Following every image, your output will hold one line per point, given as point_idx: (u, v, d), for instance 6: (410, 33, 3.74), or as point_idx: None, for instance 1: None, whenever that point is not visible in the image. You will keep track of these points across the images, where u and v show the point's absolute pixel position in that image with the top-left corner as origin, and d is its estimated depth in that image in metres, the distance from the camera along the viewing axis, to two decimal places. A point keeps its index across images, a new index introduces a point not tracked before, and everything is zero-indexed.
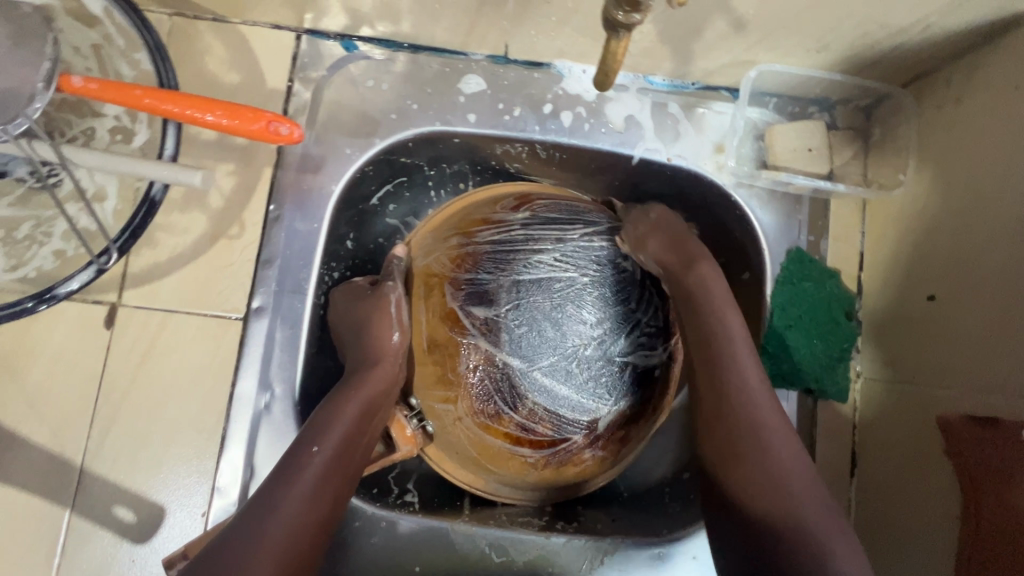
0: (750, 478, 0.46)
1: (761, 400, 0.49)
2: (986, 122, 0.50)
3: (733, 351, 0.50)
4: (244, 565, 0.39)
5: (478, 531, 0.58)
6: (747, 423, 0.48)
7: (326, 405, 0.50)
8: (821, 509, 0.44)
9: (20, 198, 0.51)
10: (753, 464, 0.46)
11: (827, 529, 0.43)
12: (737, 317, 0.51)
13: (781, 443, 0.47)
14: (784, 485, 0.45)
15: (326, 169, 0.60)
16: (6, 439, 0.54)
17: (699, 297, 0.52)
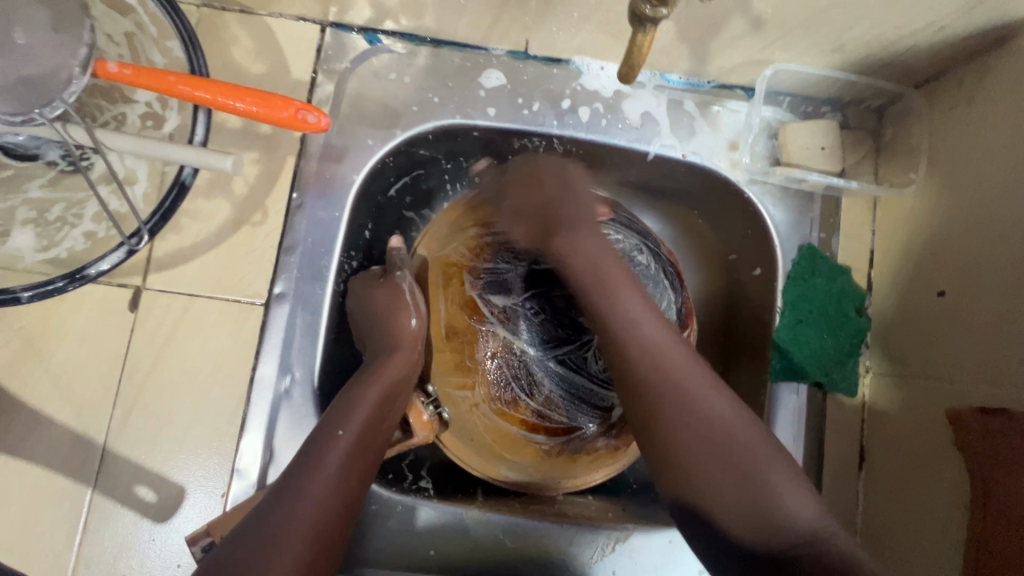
0: (679, 446, 0.45)
1: (672, 360, 0.46)
2: (997, 122, 0.51)
3: (628, 314, 0.47)
4: (278, 543, 0.41)
5: (491, 517, 0.59)
6: (654, 391, 0.46)
7: (348, 391, 0.51)
8: (750, 451, 0.44)
9: (52, 180, 0.52)
10: (678, 427, 0.45)
11: (760, 467, 0.43)
12: (622, 283, 0.47)
13: (699, 398, 0.45)
14: (715, 445, 0.44)
15: (348, 159, 0.61)
16: (31, 417, 0.55)
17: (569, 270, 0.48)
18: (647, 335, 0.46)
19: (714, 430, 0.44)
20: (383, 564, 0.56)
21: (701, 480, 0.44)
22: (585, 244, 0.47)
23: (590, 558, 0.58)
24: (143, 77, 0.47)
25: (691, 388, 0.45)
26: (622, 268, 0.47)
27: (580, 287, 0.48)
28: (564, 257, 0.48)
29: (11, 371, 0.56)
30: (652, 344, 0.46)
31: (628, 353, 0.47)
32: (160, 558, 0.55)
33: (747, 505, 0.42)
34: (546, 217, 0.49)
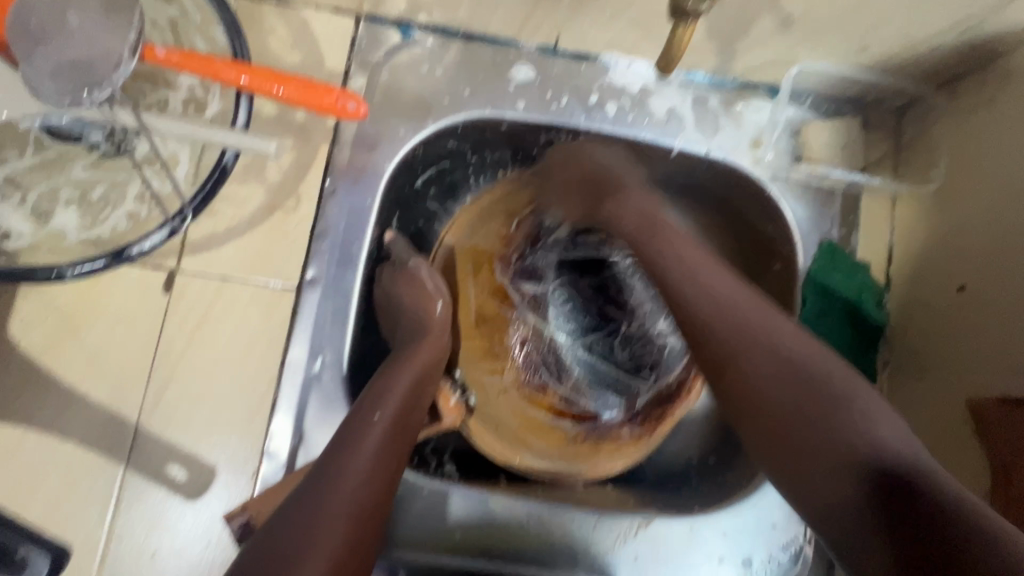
0: (753, 385, 0.45)
1: (732, 293, 0.48)
2: (1018, 120, 0.53)
3: (683, 258, 0.49)
4: (320, 527, 0.41)
5: (515, 502, 0.59)
6: (722, 323, 0.47)
7: (379, 378, 0.51)
8: (832, 367, 0.44)
9: (94, 162, 0.53)
10: (752, 364, 0.45)
11: (844, 385, 0.43)
12: (711, 267, 0.49)
13: (771, 333, 0.46)
14: (795, 366, 0.44)
15: (380, 147, 0.62)
16: (66, 395, 0.56)
17: (617, 223, 0.53)
18: (707, 276, 0.48)
19: (789, 365, 0.44)
20: (410, 546, 0.57)
21: (784, 417, 0.43)
22: (636, 202, 0.52)
23: (613, 544, 0.59)
24: (189, 62, 0.48)
25: (759, 329, 0.46)
26: (660, 216, 0.52)
27: (673, 251, 0.50)
28: (614, 215, 0.53)
29: (48, 349, 0.57)
30: (715, 294, 0.48)
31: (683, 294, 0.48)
32: (190, 537, 0.55)
33: (839, 437, 0.41)
34: (594, 189, 0.55)
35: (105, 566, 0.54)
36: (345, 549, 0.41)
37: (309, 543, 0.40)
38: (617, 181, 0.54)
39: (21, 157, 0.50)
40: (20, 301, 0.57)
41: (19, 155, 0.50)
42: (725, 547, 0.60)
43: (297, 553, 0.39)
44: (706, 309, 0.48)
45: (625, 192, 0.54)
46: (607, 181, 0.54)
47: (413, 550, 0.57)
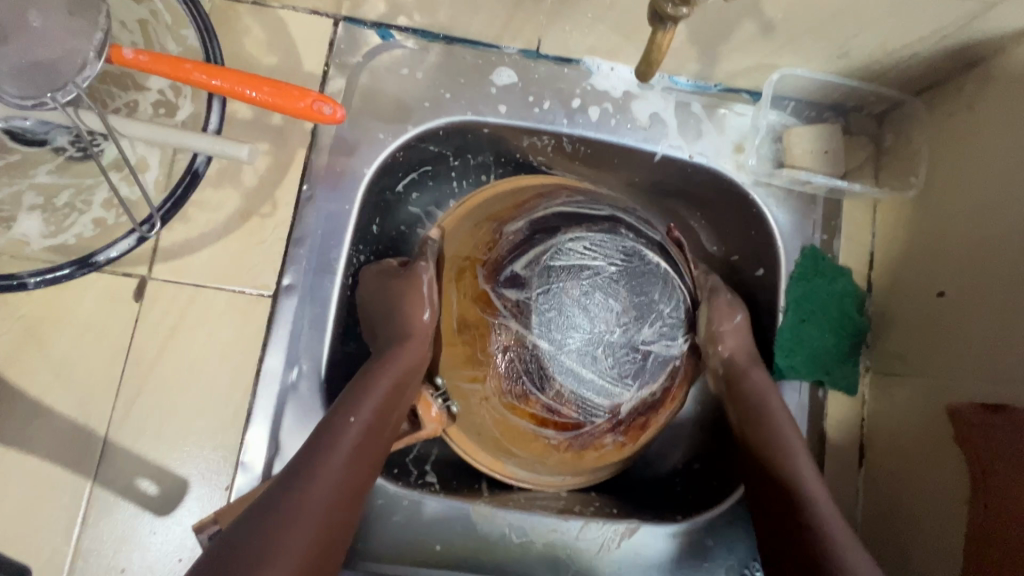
0: (786, 479, 0.54)
1: (793, 445, 0.56)
2: (998, 128, 0.53)
3: (767, 402, 0.59)
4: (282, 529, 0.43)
5: (497, 512, 0.58)
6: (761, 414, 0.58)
7: (359, 378, 0.54)
8: (841, 529, 0.49)
9: (60, 166, 0.51)
10: (789, 470, 0.54)
11: (846, 543, 0.48)
12: (789, 421, 0.58)
13: (784, 426, 0.57)
14: (794, 486, 0.53)
15: (359, 151, 0.61)
16: (30, 408, 0.54)
17: (758, 402, 0.59)
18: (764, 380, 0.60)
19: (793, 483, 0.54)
20: (389, 559, 0.56)
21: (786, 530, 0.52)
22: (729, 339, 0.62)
23: (596, 553, 0.58)
24: (158, 63, 0.46)
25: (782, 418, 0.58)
26: (769, 380, 0.59)
27: (751, 387, 0.60)
28: (725, 347, 0.61)
29: (9, 359, 0.54)
30: (797, 462, 0.55)
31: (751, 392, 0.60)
32: (160, 553, 0.54)
33: (807, 536, 0.50)
34: (747, 352, 0.62)
35: None
36: (314, 550, 0.44)
37: (280, 542, 0.42)
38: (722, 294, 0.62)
39: None
40: None
41: None
42: (709, 555, 0.59)
43: (268, 551, 0.41)
44: (787, 480, 0.54)
45: (736, 310, 0.63)
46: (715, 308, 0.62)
47: (391, 563, 0.56)
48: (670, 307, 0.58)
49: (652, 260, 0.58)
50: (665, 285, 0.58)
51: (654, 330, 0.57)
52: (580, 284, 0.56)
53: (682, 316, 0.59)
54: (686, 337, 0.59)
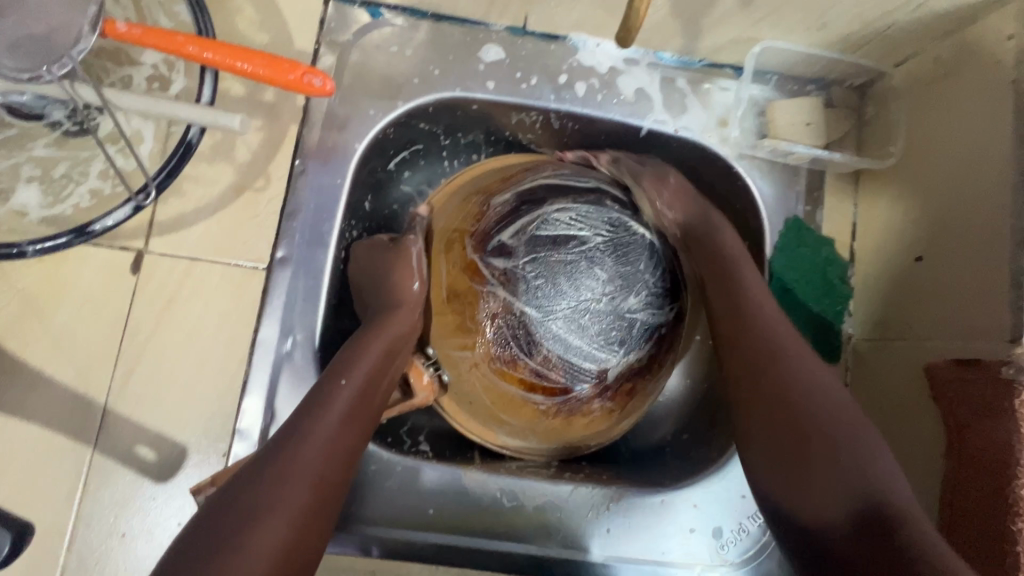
0: (789, 385, 0.50)
1: (805, 358, 0.52)
2: (972, 94, 0.54)
3: (756, 295, 0.56)
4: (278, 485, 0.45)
5: (489, 477, 0.60)
6: (778, 353, 0.52)
7: (352, 344, 0.55)
8: (873, 444, 0.47)
9: (57, 140, 0.52)
10: (805, 385, 0.50)
11: (874, 452, 0.46)
12: (768, 300, 0.56)
13: (810, 367, 0.51)
14: (807, 395, 0.50)
15: (350, 127, 0.63)
16: (31, 378, 0.55)
17: (734, 288, 0.56)
18: (764, 313, 0.55)
19: (818, 396, 0.50)
20: (383, 523, 0.58)
21: (795, 436, 0.48)
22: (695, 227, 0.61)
23: (585, 518, 0.59)
24: (151, 36, 0.47)
25: (793, 352, 0.52)
26: (742, 253, 0.58)
27: (730, 281, 0.56)
28: (666, 209, 0.62)
29: (11, 331, 0.56)
30: (817, 378, 0.51)
31: (750, 329, 0.54)
32: (159, 518, 0.55)
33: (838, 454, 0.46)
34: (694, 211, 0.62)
35: (72, 549, 0.54)
36: (309, 506, 0.46)
37: (273, 499, 0.44)
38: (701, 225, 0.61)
39: None
40: None
41: None
42: (697, 519, 0.60)
43: (262, 507, 0.44)
44: (799, 390, 0.50)
45: (668, 177, 0.63)
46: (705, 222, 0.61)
47: (385, 528, 0.58)
48: (655, 277, 0.60)
49: (638, 232, 0.60)
50: (652, 256, 0.60)
51: (640, 300, 0.59)
52: (565, 255, 0.57)
53: (668, 286, 0.60)
54: (672, 306, 0.61)
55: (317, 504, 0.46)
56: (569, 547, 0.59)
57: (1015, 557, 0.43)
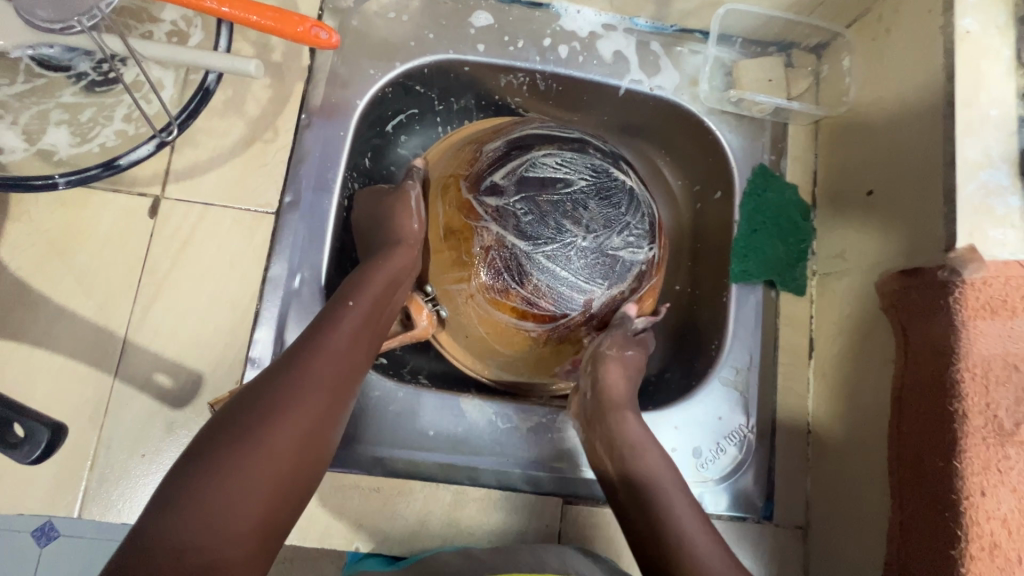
0: (667, 528, 0.54)
1: (676, 498, 0.56)
2: (908, 41, 0.60)
3: (639, 442, 0.59)
4: (298, 390, 0.49)
5: (485, 403, 0.65)
6: (657, 490, 0.56)
7: (357, 274, 0.60)
8: None
9: (84, 89, 0.57)
10: (685, 524, 0.54)
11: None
12: (647, 442, 0.59)
13: (680, 507, 0.55)
14: (679, 537, 0.53)
15: (352, 85, 0.68)
16: (55, 312, 0.59)
17: (618, 440, 0.59)
18: (648, 459, 0.58)
19: (693, 536, 0.53)
20: (387, 444, 0.62)
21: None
22: (620, 377, 0.62)
23: (573, 439, 0.65)
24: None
25: (671, 485, 0.57)
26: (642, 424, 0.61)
27: (615, 428, 0.59)
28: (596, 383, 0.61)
29: (36, 269, 0.60)
30: (685, 516, 0.55)
31: (649, 483, 0.57)
32: (176, 441, 0.59)
33: None
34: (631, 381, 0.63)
35: (95, 470, 0.57)
36: (318, 408, 0.50)
37: (287, 400, 0.48)
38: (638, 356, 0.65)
39: (12, 84, 0.54)
40: (9, 226, 0.60)
41: (11, 83, 0.54)
42: (676, 438, 0.67)
43: (279, 403, 0.48)
44: (676, 534, 0.54)
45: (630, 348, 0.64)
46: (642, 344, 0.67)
47: (389, 448, 0.62)
48: (636, 219, 0.64)
49: (619, 177, 0.65)
50: (633, 200, 0.64)
51: (623, 240, 0.63)
52: (552, 195, 0.62)
53: (648, 228, 0.65)
54: (651, 245, 0.65)
55: (329, 406, 0.51)
56: (560, 464, 0.65)
57: (956, 433, 0.48)
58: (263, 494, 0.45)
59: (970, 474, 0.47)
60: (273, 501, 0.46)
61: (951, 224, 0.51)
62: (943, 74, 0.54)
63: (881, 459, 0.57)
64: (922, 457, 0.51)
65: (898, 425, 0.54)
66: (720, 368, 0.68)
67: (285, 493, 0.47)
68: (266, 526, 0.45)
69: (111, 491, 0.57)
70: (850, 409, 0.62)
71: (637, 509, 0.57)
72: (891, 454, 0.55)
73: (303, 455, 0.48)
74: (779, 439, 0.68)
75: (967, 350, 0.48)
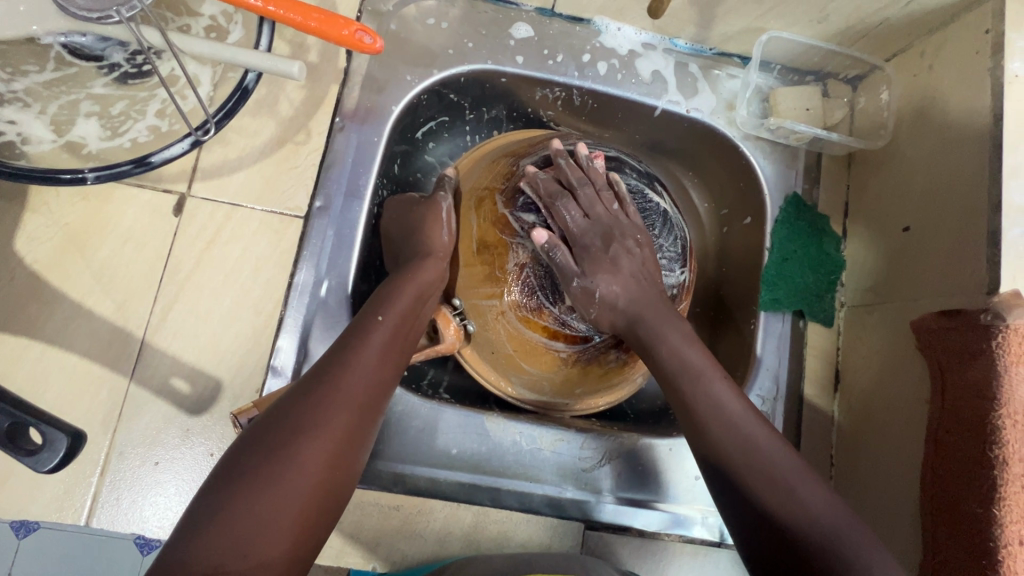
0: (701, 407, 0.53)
1: (714, 383, 0.54)
2: (952, 80, 0.60)
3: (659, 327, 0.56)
4: (324, 405, 0.48)
5: (509, 422, 0.63)
6: (688, 368, 0.54)
7: (385, 286, 0.58)
8: (802, 484, 0.49)
9: (116, 80, 0.54)
10: (727, 407, 0.53)
11: (789, 477, 0.49)
12: (672, 325, 0.56)
13: (718, 392, 0.53)
14: (723, 417, 0.52)
15: (388, 90, 0.67)
16: (71, 309, 0.57)
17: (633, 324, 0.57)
18: (717, 398, 0.53)
19: (735, 420, 0.52)
20: (410, 462, 0.61)
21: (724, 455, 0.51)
22: (610, 295, 0.57)
23: (598, 462, 0.64)
24: None
25: (709, 372, 0.54)
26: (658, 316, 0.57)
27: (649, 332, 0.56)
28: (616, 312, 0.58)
29: (54, 263, 0.58)
30: (721, 401, 0.53)
31: (680, 366, 0.55)
32: (191, 450, 0.57)
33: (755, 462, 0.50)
34: (646, 276, 0.58)
35: (105, 475, 0.55)
36: (348, 427, 0.48)
37: (317, 419, 0.47)
38: (622, 253, 0.58)
39: (42, 71, 0.52)
40: (26, 217, 0.58)
41: (40, 69, 0.52)
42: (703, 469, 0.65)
43: (307, 421, 0.46)
44: (717, 411, 0.52)
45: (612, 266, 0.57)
46: (620, 227, 0.60)
47: (412, 465, 0.61)
48: (668, 242, 0.66)
49: (655, 199, 0.67)
50: (666, 222, 0.66)
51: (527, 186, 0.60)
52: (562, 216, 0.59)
53: (680, 250, 0.67)
54: (681, 270, 0.67)
55: (357, 424, 0.49)
56: (584, 488, 0.63)
57: (996, 480, 0.47)
58: (291, 518, 0.44)
59: (1010, 522, 0.46)
60: (301, 525, 0.44)
61: (994, 267, 0.51)
62: (990, 113, 0.54)
63: (913, 499, 0.56)
64: (958, 502, 0.50)
65: (931, 468, 0.53)
66: (750, 397, 0.67)
67: (314, 514, 0.45)
68: (295, 550, 0.44)
69: (121, 498, 0.55)
70: (878, 445, 0.62)
71: (675, 397, 0.55)
72: (924, 496, 0.54)
73: (332, 476, 0.47)
74: None
75: (1008, 397, 0.48)
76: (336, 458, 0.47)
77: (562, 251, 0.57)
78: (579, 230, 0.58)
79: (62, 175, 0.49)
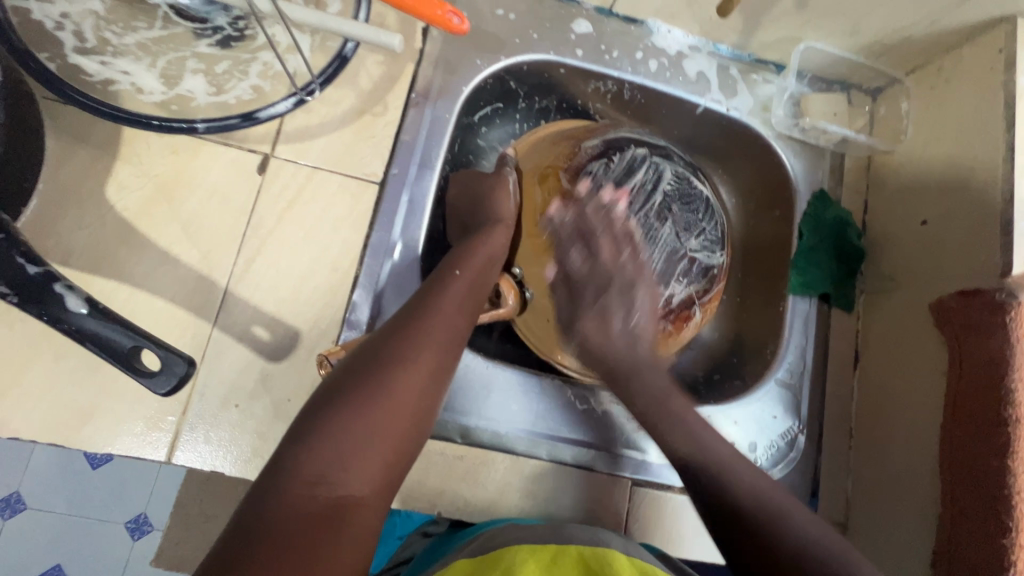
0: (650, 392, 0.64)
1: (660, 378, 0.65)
2: (969, 90, 0.68)
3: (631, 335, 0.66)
4: (405, 349, 0.53)
5: (564, 385, 0.69)
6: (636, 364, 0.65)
7: (458, 247, 0.64)
8: (740, 462, 0.59)
9: (219, 42, 0.58)
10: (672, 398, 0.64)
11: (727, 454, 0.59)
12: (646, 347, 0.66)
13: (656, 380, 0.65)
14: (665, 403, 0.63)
15: (459, 72, 0.72)
16: (159, 256, 0.60)
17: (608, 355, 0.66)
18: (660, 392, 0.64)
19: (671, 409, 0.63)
20: (473, 415, 0.65)
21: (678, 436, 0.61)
22: (608, 309, 0.66)
23: (642, 425, 0.69)
24: None
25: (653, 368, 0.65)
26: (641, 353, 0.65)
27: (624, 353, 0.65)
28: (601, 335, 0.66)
29: (143, 212, 0.60)
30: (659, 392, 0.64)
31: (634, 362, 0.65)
32: (269, 394, 0.59)
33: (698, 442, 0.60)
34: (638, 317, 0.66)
35: (186, 415, 0.57)
36: (433, 368, 0.53)
37: (405, 358, 0.52)
38: (632, 274, 0.67)
39: (150, 28, 0.56)
40: (118, 166, 0.60)
41: (149, 27, 0.56)
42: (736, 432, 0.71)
43: (397, 361, 0.52)
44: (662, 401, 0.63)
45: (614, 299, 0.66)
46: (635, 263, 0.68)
47: (475, 419, 0.65)
48: (711, 226, 0.72)
49: (698, 187, 0.73)
50: (708, 208, 0.73)
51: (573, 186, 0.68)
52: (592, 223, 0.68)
53: (719, 236, 0.73)
54: (721, 253, 0.73)
55: (440, 370, 0.54)
56: (630, 447, 0.69)
57: (1010, 436, 0.54)
58: (386, 442, 0.49)
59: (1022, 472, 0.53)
60: (395, 450, 0.49)
61: (1007, 253, 0.59)
62: (1003, 121, 0.62)
63: (930, 462, 0.62)
64: (974, 457, 0.57)
65: (949, 430, 0.60)
66: (778, 370, 0.73)
67: (401, 443, 0.50)
68: (390, 473, 0.49)
69: (200, 437, 0.57)
70: (895, 414, 0.68)
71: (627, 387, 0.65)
72: (941, 455, 0.60)
73: (421, 410, 0.52)
74: (825, 441, 0.73)
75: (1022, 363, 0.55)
76: (422, 395, 0.52)
77: (572, 261, 0.68)
78: (600, 255, 0.67)
79: (156, 122, 0.51)
